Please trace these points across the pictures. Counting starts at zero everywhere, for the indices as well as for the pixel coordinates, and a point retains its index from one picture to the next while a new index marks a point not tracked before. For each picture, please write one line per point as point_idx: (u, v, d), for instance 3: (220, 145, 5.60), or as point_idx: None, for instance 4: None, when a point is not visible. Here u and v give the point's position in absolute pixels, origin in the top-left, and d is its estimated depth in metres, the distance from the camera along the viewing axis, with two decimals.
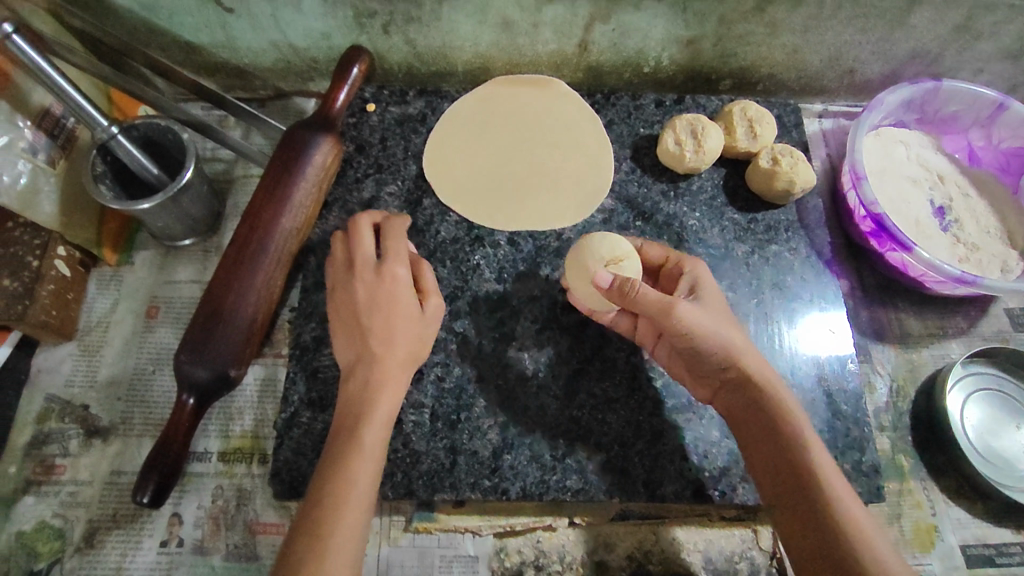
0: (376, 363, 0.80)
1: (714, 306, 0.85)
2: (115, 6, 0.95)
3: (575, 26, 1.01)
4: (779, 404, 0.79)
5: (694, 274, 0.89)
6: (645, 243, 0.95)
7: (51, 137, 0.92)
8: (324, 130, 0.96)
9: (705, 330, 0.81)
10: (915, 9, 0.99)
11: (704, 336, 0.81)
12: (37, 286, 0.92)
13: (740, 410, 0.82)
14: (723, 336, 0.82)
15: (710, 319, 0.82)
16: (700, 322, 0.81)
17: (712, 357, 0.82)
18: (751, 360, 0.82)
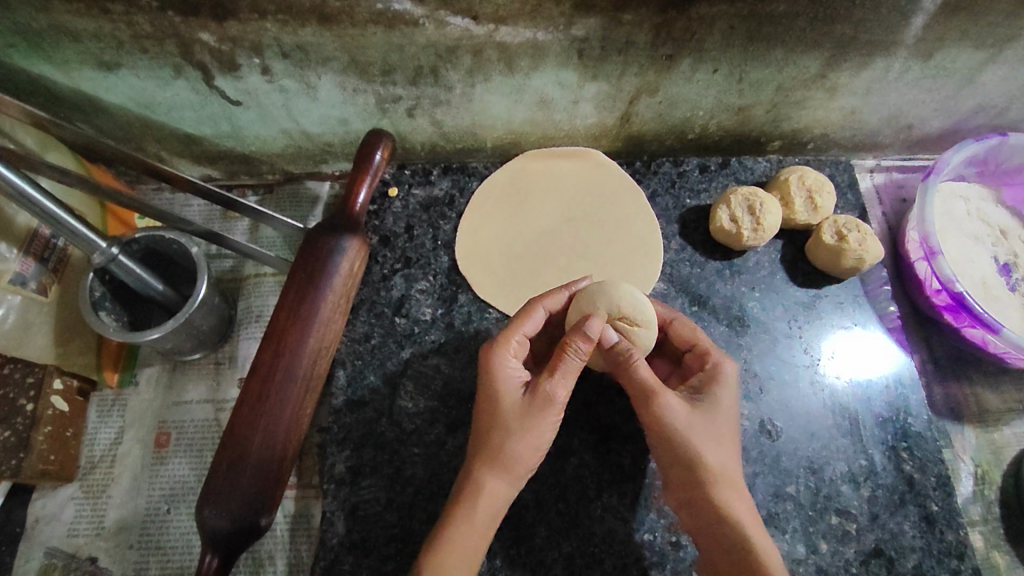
0: (486, 477, 0.69)
1: (719, 413, 0.72)
2: (108, 105, 0.90)
3: (619, 100, 0.92)
4: (750, 546, 0.68)
5: (714, 372, 0.75)
6: (677, 317, 0.82)
7: (40, 262, 0.85)
8: (350, 232, 0.86)
9: (683, 436, 0.70)
10: (987, 68, 0.90)
11: (684, 447, 0.70)
12: (32, 432, 0.84)
13: (704, 534, 0.71)
14: (706, 451, 0.70)
15: (701, 429, 0.71)
16: (682, 427, 0.70)
17: (682, 470, 0.71)
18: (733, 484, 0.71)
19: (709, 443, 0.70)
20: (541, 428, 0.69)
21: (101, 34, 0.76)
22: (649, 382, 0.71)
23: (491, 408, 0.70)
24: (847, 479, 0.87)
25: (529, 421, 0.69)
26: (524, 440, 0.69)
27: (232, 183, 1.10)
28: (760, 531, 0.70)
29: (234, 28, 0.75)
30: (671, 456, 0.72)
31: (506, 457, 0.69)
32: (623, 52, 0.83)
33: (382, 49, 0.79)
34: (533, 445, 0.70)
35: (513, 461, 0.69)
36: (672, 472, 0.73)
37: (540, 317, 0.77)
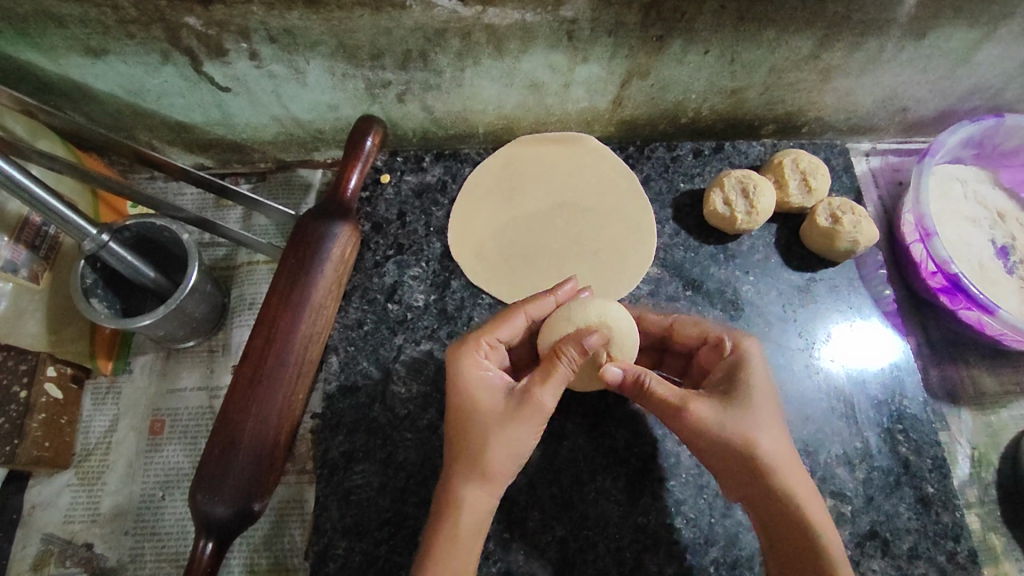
0: (466, 484, 0.67)
1: (758, 401, 0.70)
2: (97, 93, 0.90)
3: (610, 83, 0.91)
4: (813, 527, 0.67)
5: (739, 360, 0.73)
6: (678, 320, 0.81)
7: (31, 249, 0.86)
8: (340, 218, 0.86)
9: (723, 432, 0.68)
10: (982, 47, 0.89)
11: (728, 441, 0.68)
12: (25, 419, 0.86)
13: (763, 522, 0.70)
14: (752, 441, 0.68)
15: (744, 419, 0.69)
16: (718, 424, 0.69)
17: (733, 463, 0.69)
18: (787, 469, 0.69)
19: (754, 430, 0.69)
20: (521, 435, 0.68)
21: (88, 19, 0.76)
22: (671, 397, 0.70)
23: (473, 413, 0.69)
24: (841, 461, 0.87)
25: (514, 423, 0.67)
26: (506, 443, 0.67)
27: (225, 172, 1.10)
28: (820, 511, 0.68)
29: (219, 12, 0.75)
30: (716, 454, 0.70)
31: (488, 465, 0.67)
32: (613, 34, 0.82)
33: (370, 32, 0.79)
34: (512, 451, 0.68)
35: (493, 468, 0.67)
36: (723, 468, 0.70)
37: (518, 322, 0.77)
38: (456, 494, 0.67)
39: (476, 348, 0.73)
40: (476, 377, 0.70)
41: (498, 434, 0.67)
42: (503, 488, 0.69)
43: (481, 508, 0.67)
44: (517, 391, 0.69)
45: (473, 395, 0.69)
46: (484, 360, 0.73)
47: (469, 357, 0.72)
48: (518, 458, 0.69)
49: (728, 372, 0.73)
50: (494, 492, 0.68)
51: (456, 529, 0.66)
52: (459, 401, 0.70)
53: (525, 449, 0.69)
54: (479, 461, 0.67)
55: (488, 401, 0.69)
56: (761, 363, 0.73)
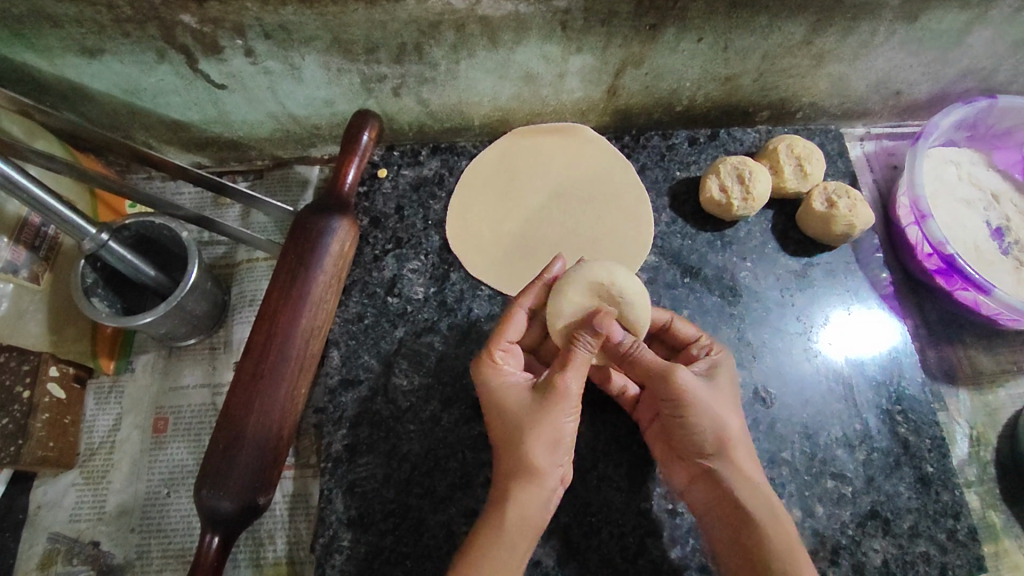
0: (514, 484, 0.67)
1: (725, 388, 0.75)
2: (93, 92, 0.90)
3: (604, 72, 0.92)
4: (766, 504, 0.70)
5: (714, 359, 0.78)
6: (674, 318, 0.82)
7: (32, 250, 0.87)
8: (338, 213, 0.86)
9: (700, 410, 0.72)
10: (974, 29, 0.90)
11: (702, 418, 0.72)
12: (30, 419, 0.86)
13: (713, 497, 0.72)
14: (722, 422, 0.72)
15: (717, 404, 0.73)
16: (698, 399, 0.72)
17: (701, 440, 0.72)
18: (744, 453, 0.73)
19: (725, 414, 0.73)
20: (559, 424, 0.68)
21: (82, 19, 0.76)
22: (659, 363, 0.72)
23: (502, 413, 0.70)
24: (841, 443, 0.87)
25: (547, 415, 0.68)
26: (545, 434, 0.68)
27: (222, 170, 1.10)
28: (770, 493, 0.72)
29: (214, 9, 0.75)
30: (686, 428, 0.73)
31: (532, 460, 0.67)
32: (606, 23, 0.82)
33: (364, 26, 0.79)
34: (553, 441, 0.68)
35: (539, 462, 0.67)
36: (689, 444, 0.73)
37: (523, 318, 0.77)
38: (505, 490, 0.68)
39: (493, 358, 0.74)
40: (499, 382, 0.72)
41: (534, 428, 0.67)
42: (556, 481, 0.69)
43: (535, 502, 0.67)
44: (542, 384, 0.70)
45: (498, 400, 0.71)
46: (503, 364, 0.74)
47: (489, 363, 0.73)
48: (564, 449, 0.69)
49: (704, 367, 0.78)
50: (548, 486, 0.68)
51: (505, 523, 0.66)
52: (492, 402, 0.71)
53: (568, 436, 0.69)
54: (523, 456, 0.67)
55: (517, 401, 0.70)
56: (731, 367, 0.78)
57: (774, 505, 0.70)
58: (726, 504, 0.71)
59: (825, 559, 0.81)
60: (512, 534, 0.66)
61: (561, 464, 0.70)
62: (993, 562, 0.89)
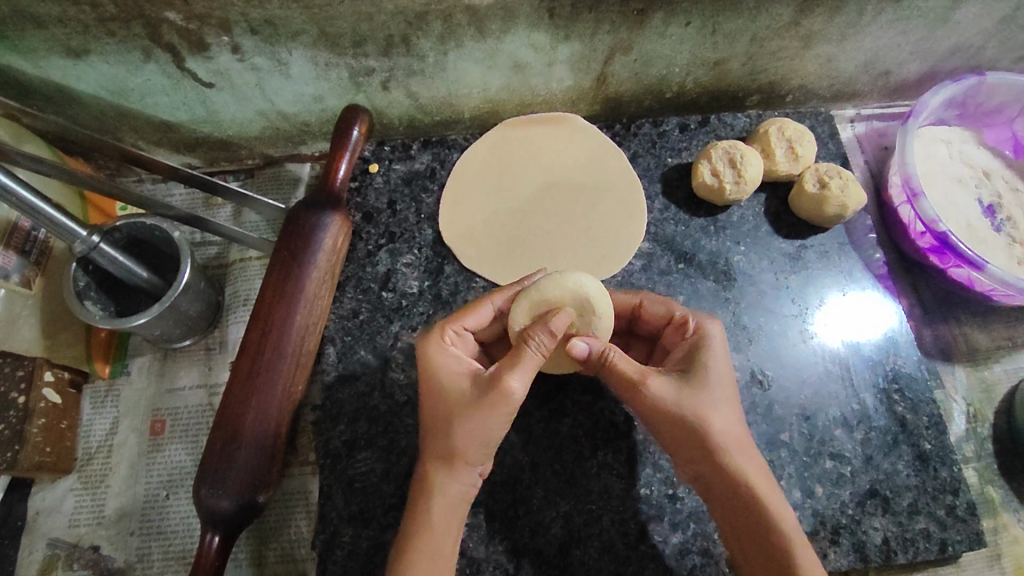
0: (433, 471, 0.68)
1: (710, 383, 0.71)
2: (80, 94, 0.89)
3: (593, 60, 0.91)
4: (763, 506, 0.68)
5: (699, 341, 0.74)
6: (646, 297, 0.80)
7: (22, 254, 0.87)
8: (330, 208, 0.86)
9: (681, 414, 0.69)
10: (961, 6, 0.90)
11: (680, 424, 0.69)
12: (26, 425, 0.86)
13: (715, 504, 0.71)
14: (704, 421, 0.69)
15: (695, 405, 0.69)
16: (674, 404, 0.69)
17: (685, 451, 0.71)
18: (738, 452, 0.69)
19: (707, 414, 0.69)
20: (491, 421, 0.66)
21: (66, 19, 0.75)
22: (631, 372, 0.70)
23: (440, 399, 0.68)
24: (839, 423, 0.88)
25: (479, 412, 0.66)
26: (475, 428, 0.66)
27: (212, 170, 1.10)
28: (773, 492, 0.69)
29: (198, 5, 0.74)
30: (672, 437, 0.71)
31: (459, 451, 0.67)
32: (593, 9, 0.82)
33: (351, 19, 0.79)
34: (484, 438, 0.67)
35: (464, 454, 0.67)
36: (678, 450, 0.72)
37: (486, 311, 0.77)
38: (430, 477, 0.68)
39: (441, 337, 0.73)
40: (444, 363, 0.70)
41: (464, 420, 0.66)
42: (477, 469, 0.69)
43: (457, 490, 0.68)
44: (484, 377, 0.67)
45: (439, 382, 0.69)
46: (450, 344, 0.73)
47: (436, 341, 0.73)
48: (492, 446, 0.68)
49: (688, 354, 0.74)
50: (468, 476, 0.69)
51: (432, 513, 0.67)
52: (428, 386, 0.70)
53: (498, 436, 0.68)
54: (449, 446, 0.67)
55: (455, 389, 0.68)
56: (722, 346, 0.74)
57: (778, 505, 0.68)
58: (727, 512, 0.70)
59: (826, 539, 0.82)
60: (435, 526, 0.67)
61: (483, 458, 0.69)
62: (993, 537, 0.90)
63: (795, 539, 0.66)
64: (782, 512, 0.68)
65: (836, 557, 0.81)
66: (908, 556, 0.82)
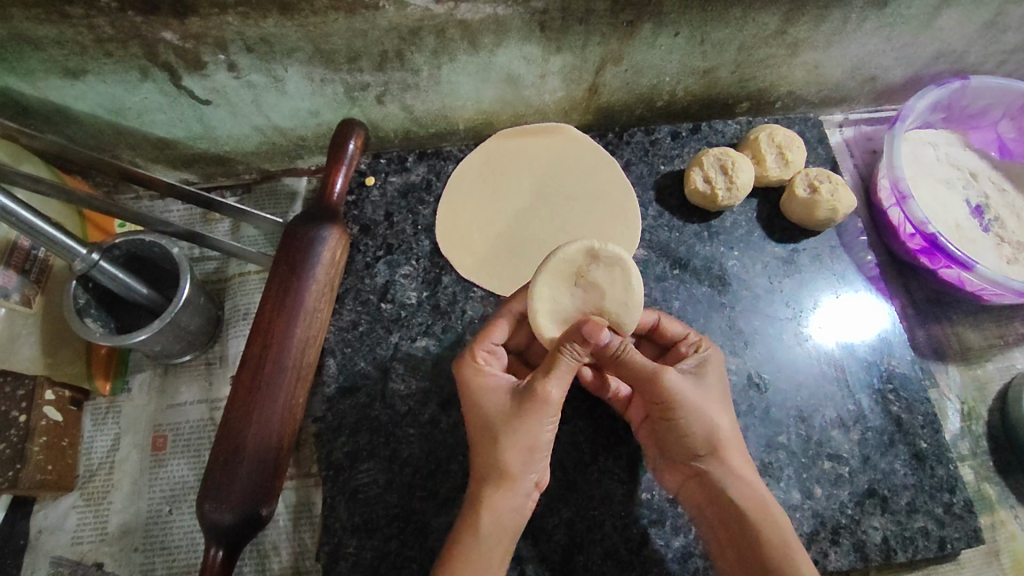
0: (487, 490, 0.68)
1: (715, 384, 0.74)
2: (78, 114, 0.90)
3: (585, 71, 0.93)
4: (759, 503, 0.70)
5: (703, 354, 0.76)
6: (662, 316, 0.81)
7: (22, 273, 0.87)
8: (328, 222, 0.87)
9: (691, 408, 0.71)
10: (943, 12, 0.92)
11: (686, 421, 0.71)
12: (27, 443, 0.86)
13: (708, 502, 0.72)
14: (711, 418, 0.71)
15: (704, 405, 0.71)
16: (690, 399, 0.71)
17: (689, 442, 0.72)
18: (735, 455, 0.73)
19: (714, 415, 0.72)
20: (537, 431, 0.68)
21: (64, 40, 0.76)
22: (647, 363, 0.70)
23: (479, 417, 0.70)
24: (836, 424, 0.89)
25: (525, 421, 0.68)
26: (519, 440, 0.68)
27: (209, 185, 1.11)
28: (766, 493, 0.71)
29: (195, 25, 0.75)
30: (680, 433, 0.72)
31: (506, 465, 0.68)
32: (584, 22, 0.84)
33: (346, 35, 0.80)
34: (528, 448, 0.68)
35: (512, 468, 0.68)
36: (679, 448, 0.73)
37: (508, 323, 0.77)
38: (479, 497, 0.68)
39: (474, 358, 0.74)
40: (479, 382, 0.71)
41: (510, 434, 0.68)
42: (529, 485, 0.69)
43: (510, 509, 0.68)
44: (523, 389, 0.69)
45: (477, 401, 0.71)
46: (484, 364, 0.73)
47: (470, 366, 0.73)
48: (538, 455, 0.69)
49: (694, 365, 0.76)
50: (520, 491, 0.69)
51: (481, 531, 0.66)
52: (471, 407, 0.71)
53: (544, 443, 0.69)
54: (497, 462, 0.68)
55: (496, 406, 0.70)
56: (719, 362, 0.76)
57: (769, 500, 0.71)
58: (723, 515, 0.71)
59: (826, 539, 0.83)
60: (486, 542, 0.66)
61: (535, 469, 0.70)
62: (991, 534, 0.91)
63: (790, 538, 0.67)
64: (776, 511, 0.70)
65: (837, 557, 0.82)
66: (908, 554, 0.83)
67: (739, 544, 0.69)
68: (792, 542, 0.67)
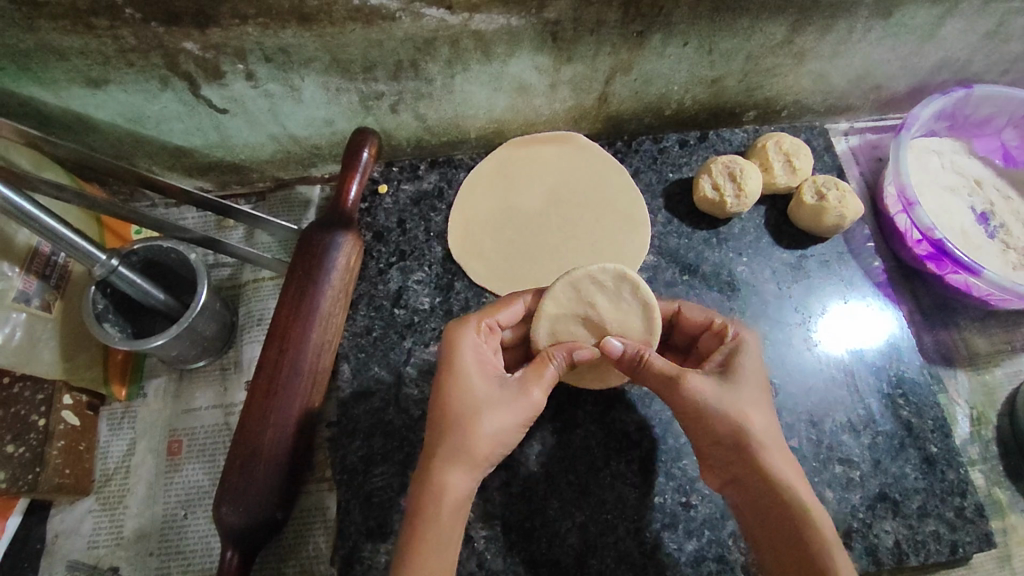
0: (451, 469, 0.66)
1: (749, 382, 0.72)
2: (98, 122, 0.92)
3: (595, 80, 0.95)
4: (799, 503, 0.68)
5: (737, 343, 0.75)
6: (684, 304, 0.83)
7: (43, 279, 0.89)
8: (343, 228, 0.88)
9: (719, 410, 0.71)
10: (947, 22, 0.93)
11: (719, 420, 0.71)
12: (46, 447, 0.87)
13: (750, 506, 0.72)
14: (740, 420, 0.71)
15: (734, 397, 0.71)
16: (715, 401, 0.71)
17: (727, 447, 0.72)
18: (775, 452, 0.71)
19: (746, 412, 0.71)
20: (510, 419, 0.69)
21: (88, 51, 0.78)
22: (668, 368, 0.72)
23: (465, 387, 0.70)
24: (847, 429, 0.89)
25: (510, 407, 0.69)
26: (495, 422, 0.68)
27: (224, 193, 1.12)
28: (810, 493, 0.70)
29: (215, 35, 0.77)
30: (713, 438, 0.72)
31: (476, 442, 0.67)
32: (595, 32, 0.85)
33: (362, 46, 0.82)
34: (500, 433, 0.69)
35: (482, 449, 0.67)
36: (716, 452, 0.74)
37: (518, 307, 0.79)
38: (442, 473, 0.66)
39: (476, 330, 0.75)
40: (472, 357, 0.72)
41: (499, 407, 0.69)
42: (484, 473, 0.69)
43: (464, 490, 0.66)
44: (514, 381, 0.71)
45: (466, 372, 0.70)
46: (483, 339, 0.74)
47: (465, 334, 0.74)
48: (502, 444, 0.69)
49: (725, 355, 0.75)
50: (477, 476, 0.68)
51: (439, 510, 0.64)
52: (455, 369, 0.71)
53: (512, 437, 0.70)
54: (467, 438, 0.67)
55: (480, 385, 0.70)
56: (756, 349, 0.75)
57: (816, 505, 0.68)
58: (764, 517, 0.70)
59: None
60: (442, 523, 0.64)
61: (492, 460, 0.70)
62: (1002, 538, 0.91)
63: (832, 539, 0.65)
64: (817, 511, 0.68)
65: (850, 561, 0.82)
66: (920, 558, 0.83)
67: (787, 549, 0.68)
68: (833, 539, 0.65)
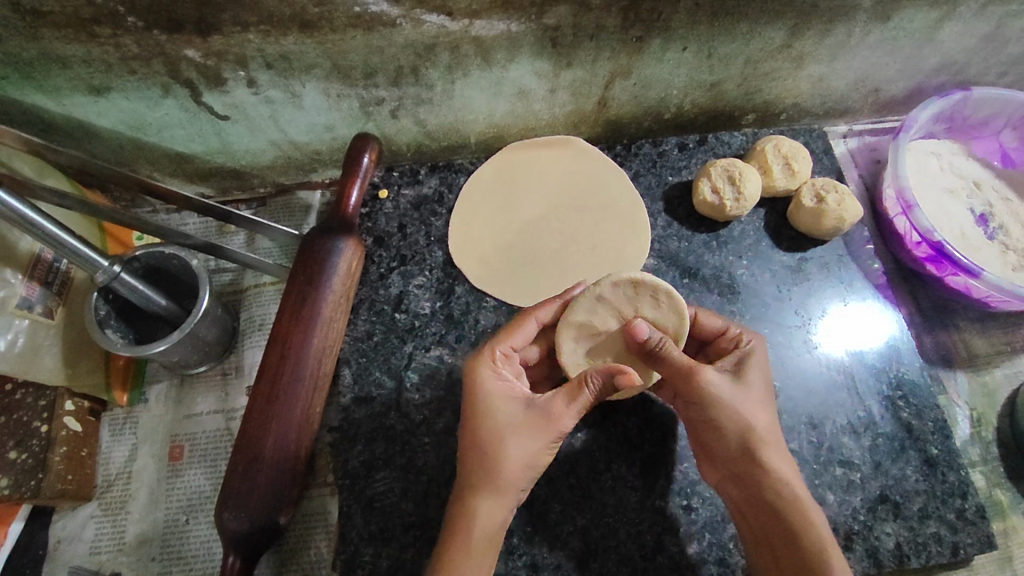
0: (480, 501, 0.69)
1: (754, 382, 0.74)
2: (100, 130, 0.92)
3: (594, 85, 0.95)
4: (798, 502, 0.70)
5: (746, 348, 0.76)
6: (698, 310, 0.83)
7: (45, 286, 0.89)
8: (344, 234, 0.88)
9: (726, 405, 0.72)
10: (944, 25, 0.94)
11: (724, 414, 0.72)
12: (48, 453, 0.88)
13: (749, 503, 0.72)
14: (747, 418, 0.72)
15: (741, 397, 0.73)
16: (723, 398, 0.72)
17: (729, 442, 0.73)
18: (776, 448, 0.72)
19: (751, 411, 0.72)
20: (539, 449, 0.71)
21: (90, 59, 0.78)
22: (684, 363, 0.72)
23: (493, 422, 0.71)
24: (847, 431, 0.90)
25: (537, 435, 0.71)
26: (526, 452, 0.70)
27: (225, 199, 1.13)
28: (807, 493, 0.71)
29: (217, 42, 0.77)
30: (717, 433, 0.73)
31: (507, 475, 0.70)
32: (594, 37, 0.86)
33: (362, 52, 0.82)
34: (528, 464, 0.71)
35: (511, 480, 0.70)
36: (720, 447, 0.74)
37: (531, 328, 0.78)
38: (473, 506, 0.69)
39: (492, 359, 0.74)
40: (499, 387, 0.72)
41: (528, 437, 0.70)
42: (515, 499, 0.72)
43: (497, 519, 0.70)
44: (543, 409, 0.71)
45: (491, 403, 0.71)
46: (501, 369, 0.74)
47: (487, 369, 0.73)
48: (531, 472, 0.72)
49: (735, 359, 0.76)
50: (509, 502, 0.71)
51: (472, 543, 0.67)
52: (482, 404, 0.72)
53: (539, 462, 0.72)
54: (496, 471, 0.69)
55: (508, 413, 0.71)
56: (764, 352, 0.76)
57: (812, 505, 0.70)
58: (759, 511, 0.71)
59: (840, 546, 0.83)
60: (478, 556, 0.67)
61: (523, 485, 0.72)
62: (1003, 539, 0.91)
63: (828, 541, 0.67)
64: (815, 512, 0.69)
65: (851, 563, 0.82)
66: (921, 560, 0.83)
67: (778, 543, 0.69)
68: (830, 541, 0.67)
